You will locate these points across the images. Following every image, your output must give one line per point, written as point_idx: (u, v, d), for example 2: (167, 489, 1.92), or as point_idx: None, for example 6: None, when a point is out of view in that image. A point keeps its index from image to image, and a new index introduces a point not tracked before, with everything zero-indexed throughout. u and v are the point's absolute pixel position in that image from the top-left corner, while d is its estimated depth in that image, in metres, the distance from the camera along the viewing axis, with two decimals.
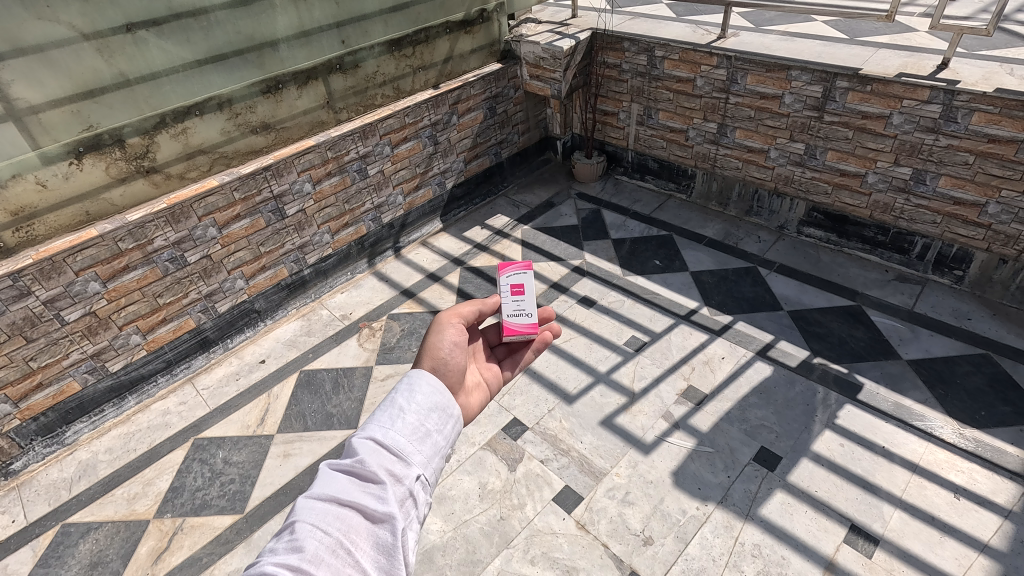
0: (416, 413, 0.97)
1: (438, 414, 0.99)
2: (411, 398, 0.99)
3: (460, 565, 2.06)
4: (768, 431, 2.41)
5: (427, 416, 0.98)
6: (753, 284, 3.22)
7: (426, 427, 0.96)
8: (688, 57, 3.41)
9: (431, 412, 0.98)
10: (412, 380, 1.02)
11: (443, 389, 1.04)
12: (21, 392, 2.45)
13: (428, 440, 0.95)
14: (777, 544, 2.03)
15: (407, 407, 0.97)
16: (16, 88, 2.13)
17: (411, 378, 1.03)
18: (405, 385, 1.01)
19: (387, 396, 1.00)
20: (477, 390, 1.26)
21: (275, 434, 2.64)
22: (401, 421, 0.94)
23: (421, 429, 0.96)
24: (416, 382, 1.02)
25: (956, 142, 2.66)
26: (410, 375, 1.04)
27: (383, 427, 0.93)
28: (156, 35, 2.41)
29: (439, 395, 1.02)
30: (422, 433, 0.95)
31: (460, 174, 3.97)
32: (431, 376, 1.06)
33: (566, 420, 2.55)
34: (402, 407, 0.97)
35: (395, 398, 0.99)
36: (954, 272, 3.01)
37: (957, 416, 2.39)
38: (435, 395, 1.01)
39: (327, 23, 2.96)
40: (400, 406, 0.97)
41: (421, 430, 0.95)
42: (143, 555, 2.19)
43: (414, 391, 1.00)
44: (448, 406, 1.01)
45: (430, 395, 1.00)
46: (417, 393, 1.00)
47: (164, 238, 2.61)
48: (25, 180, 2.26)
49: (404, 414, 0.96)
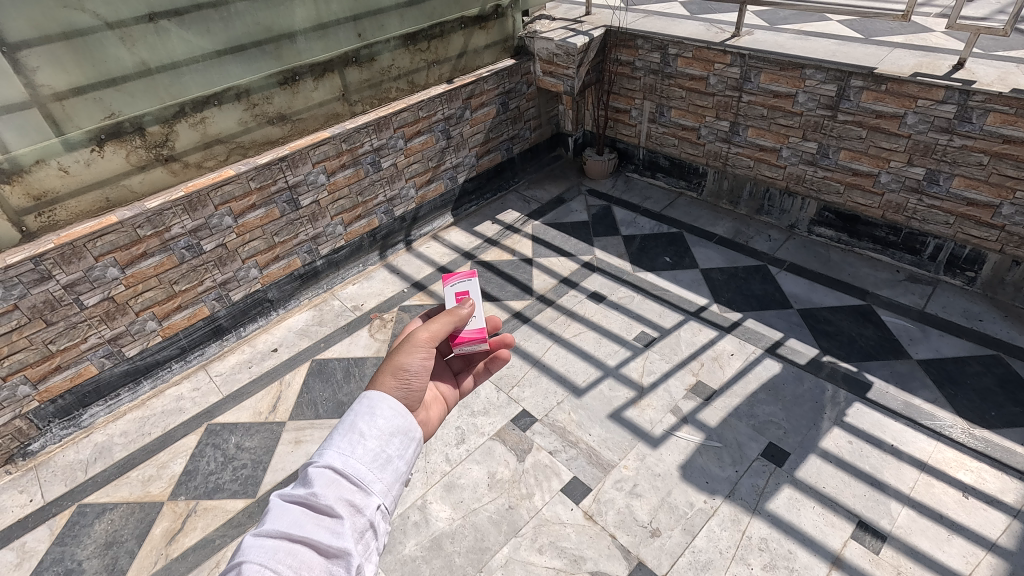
0: (377, 439, 0.91)
1: (400, 439, 0.92)
2: (372, 423, 0.92)
3: (468, 552, 2.08)
4: (776, 427, 2.42)
5: (388, 442, 0.91)
6: (763, 282, 3.23)
7: (387, 453, 0.90)
8: (702, 55, 3.41)
9: (393, 436, 0.92)
10: (372, 402, 0.95)
11: (405, 410, 0.98)
12: (40, 373, 2.49)
13: (389, 467, 0.89)
14: (784, 538, 2.04)
15: (367, 433, 0.90)
16: (40, 75, 2.17)
17: (370, 398, 0.96)
18: (365, 407, 0.94)
19: (345, 418, 0.92)
20: (436, 403, 1.24)
21: (287, 421, 2.67)
22: (361, 447, 0.88)
23: (382, 456, 0.90)
24: (377, 405, 0.95)
25: (971, 142, 2.65)
26: (369, 396, 0.96)
27: (342, 454, 0.86)
28: (178, 24, 2.44)
29: (402, 419, 0.95)
30: (382, 460, 0.89)
31: (472, 169, 3.99)
32: (392, 399, 0.98)
33: (574, 412, 2.57)
34: (362, 432, 0.90)
35: (354, 421, 0.92)
36: (966, 273, 3.01)
37: (966, 416, 2.40)
38: (396, 418, 0.94)
39: (344, 16, 2.98)
40: (361, 430, 0.90)
41: (381, 456, 0.89)
42: (157, 536, 2.23)
43: (375, 414, 0.93)
44: (410, 429, 0.95)
45: (391, 419, 0.94)
46: (378, 416, 0.93)
47: (181, 226, 2.65)
48: (48, 166, 2.30)
49: (363, 440, 0.89)
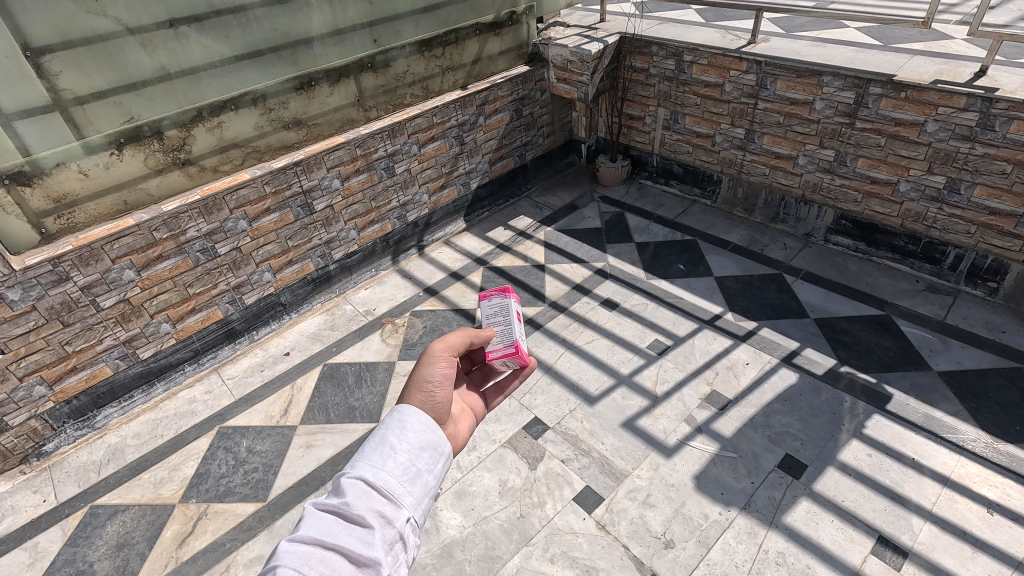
0: (407, 452, 0.90)
1: (429, 454, 0.92)
2: (402, 437, 0.92)
3: (479, 560, 2.06)
4: (793, 438, 2.38)
5: (418, 456, 0.90)
6: (779, 290, 3.19)
7: (417, 467, 0.89)
8: (717, 62, 3.39)
9: (422, 451, 0.91)
10: (402, 416, 0.95)
11: (434, 425, 0.97)
12: (56, 374, 2.51)
13: (418, 481, 0.88)
14: (802, 553, 1.99)
15: (398, 446, 0.90)
16: (63, 80, 2.20)
17: (401, 413, 0.95)
18: (395, 421, 0.94)
19: (377, 432, 0.92)
20: (464, 416, 1.21)
21: (298, 425, 2.67)
22: (392, 459, 0.87)
23: (412, 470, 0.88)
24: (408, 419, 0.94)
25: (993, 151, 2.61)
26: (400, 410, 0.96)
27: (374, 467, 0.86)
28: (197, 30, 2.47)
29: (431, 433, 0.94)
30: (412, 473, 0.88)
31: (485, 175, 3.99)
32: (422, 415, 0.97)
33: (587, 420, 2.54)
34: (392, 445, 0.90)
35: (384, 435, 0.91)
36: (988, 284, 2.95)
37: (990, 430, 2.34)
38: (426, 433, 0.94)
39: (360, 22, 3.00)
40: (391, 444, 0.90)
41: (411, 470, 0.88)
42: (167, 539, 2.23)
43: (406, 429, 0.93)
44: (440, 444, 0.94)
45: (420, 433, 0.93)
46: (408, 431, 0.93)
47: (196, 229, 2.67)
48: (68, 169, 2.33)
49: (394, 453, 0.88)
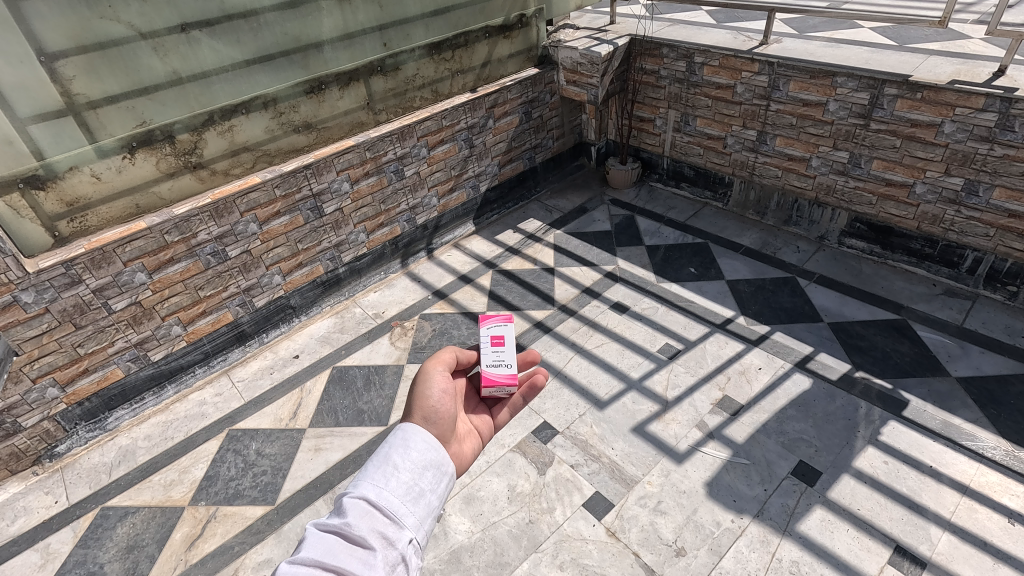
0: (410, 472, 0.91)
1: (432, 473, 0.93)
2: (405, 455, 0.93)
3: (487, 566, 2.04)
4: (807, 445, 2.34)
5: (421, 475, 0.91)
6: (792, 294, 3.14)
7: (420, 486, 0.90)
8: (728, 64, 3.37)
9: (425, 470, 0.92)
10: (406, 435, 0.96)
11: (437, 444, 0.99)
12: (69, 376, 2.53)
13: (421, 501, 0.88)
14: (816, 562, 1.95)
15: (401, 465, 0.91)
16: (76, 84, 2.22)
17: (405, 432, 0.97)
18: (399, 440, 0.95)
19: (379, 451, 0.93)
20: (470, 438, 1.24)
21: (306, 428, 2.67)
22: (394, 479, 0.88)
23: (415, 489, 0.89)
24: (411, 437, 0.96)
25: (1012, 152, 2.55)
26: (403, 430, 0.98)
27: (376, 486, 0.86)
28: (209, 35, 2.48)
29: (434, 452, 0.96)
30: (415, 493, 0.88)
31: (494, 177, 3.99)
32: (425, 431, 1.00)
33: (597, 426, 2.52)
34: (396, 464, 0.91)
35: (388, 453, 0.92)
36: (1007, 288, 2.88)
37: (1010, 438, 2.28)
38: (430, 452, 0.95)
39: (371, 26, 3.01)
40: (394, 462, 0.91)
41: (414, 490, 0.89)
42: (177, 541, 2.24)
43: (410, 447, 0.94)
44: (443, 463, 0.95)
45: (424, 452, 0.95)
46: (412, 450, 0.94)
47: (207, 232, 2.68)
48: (81, 173, 2.35)
49: (397, 473, 0.89)
